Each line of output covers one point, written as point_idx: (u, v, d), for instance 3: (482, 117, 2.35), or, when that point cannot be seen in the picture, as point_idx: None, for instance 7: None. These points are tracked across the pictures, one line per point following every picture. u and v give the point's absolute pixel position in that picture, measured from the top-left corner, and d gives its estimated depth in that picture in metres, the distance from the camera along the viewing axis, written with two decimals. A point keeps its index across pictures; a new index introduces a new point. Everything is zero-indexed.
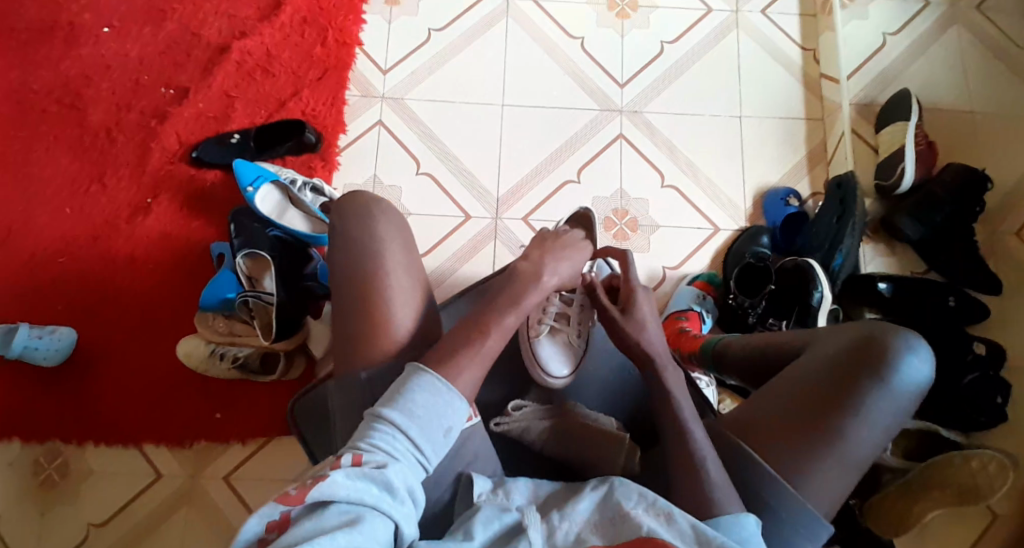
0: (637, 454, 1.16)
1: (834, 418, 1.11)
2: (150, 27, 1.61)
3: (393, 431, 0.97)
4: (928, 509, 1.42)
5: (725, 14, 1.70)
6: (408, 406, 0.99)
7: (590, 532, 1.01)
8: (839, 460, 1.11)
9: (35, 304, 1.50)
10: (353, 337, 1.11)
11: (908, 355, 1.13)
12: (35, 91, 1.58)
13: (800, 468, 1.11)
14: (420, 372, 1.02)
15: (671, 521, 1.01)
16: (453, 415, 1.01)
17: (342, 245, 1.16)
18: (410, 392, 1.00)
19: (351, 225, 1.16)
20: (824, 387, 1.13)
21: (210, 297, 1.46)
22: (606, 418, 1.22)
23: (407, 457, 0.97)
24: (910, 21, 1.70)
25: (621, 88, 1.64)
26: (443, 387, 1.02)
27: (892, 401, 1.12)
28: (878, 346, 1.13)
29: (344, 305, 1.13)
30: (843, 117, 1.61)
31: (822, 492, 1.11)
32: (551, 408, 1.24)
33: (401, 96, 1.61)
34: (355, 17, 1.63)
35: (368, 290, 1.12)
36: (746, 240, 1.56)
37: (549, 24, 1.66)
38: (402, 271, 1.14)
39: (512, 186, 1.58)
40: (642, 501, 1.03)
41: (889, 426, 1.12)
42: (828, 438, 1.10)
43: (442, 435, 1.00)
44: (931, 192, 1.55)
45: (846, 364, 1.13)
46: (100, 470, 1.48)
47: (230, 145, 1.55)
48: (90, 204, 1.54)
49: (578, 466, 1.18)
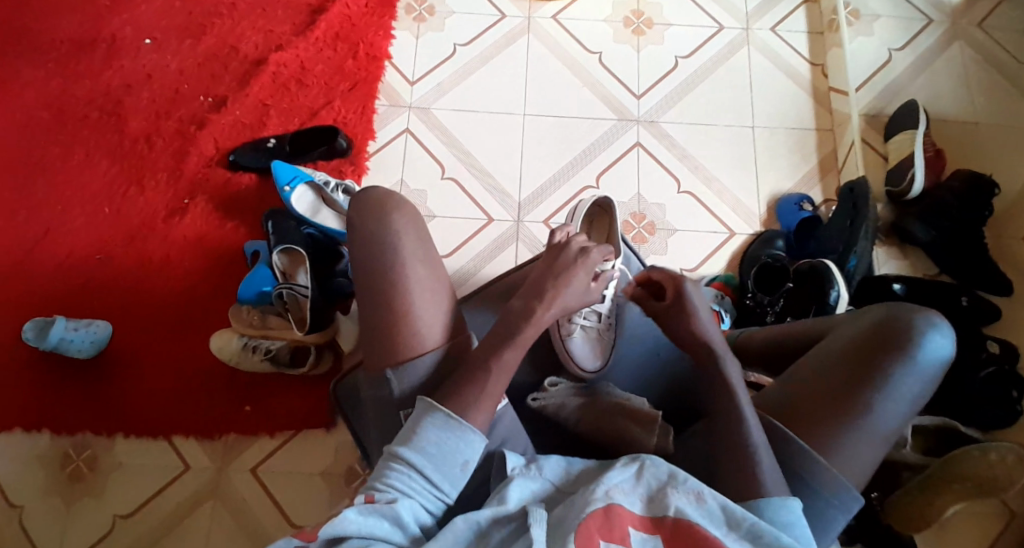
0: (671, 434, 1.15)
1: (858, 394, 1.10)
2: (189, 40, 1.70)
3: (408, 470, 1.01)
4: (949, 503, 1.36)
5: (736, 31, 1.78)
6: (423, 445, 1.02)
7: (617, 492, 1.00)
8: (866, 435, 1.10)
9: (72, 299, 1.54)
10: (379, 337, 1.11)
11: (930, 332, 1.12)
12: (78, 99, 1.66)
13: (827, 441, 1.10)
14: (433, 410, 1.03)
15: (701, 501, 1.00)
16: (469, 450, 1.03)
17: (357, 237, 1.15)
18: (425, 429, 1.03)
19: (365, 223, 1.14)
20: (847, 365, 1.12)
21: (247, 290, 1.51)
22: (639, 399, 1.20)
23: (421, 493, 1.01)
24: (915, 37, 1.77)
25: (637, 99, 1.72)
26: (458, 423, 1.03)
27: (917, 374, 1.11)
28: (899, 325, 1.12)
29: (366, 303, 1.12)
30: (852, 127, 1.67)
31: (850, 465, 1.10)
32: (584, 387, 1.23)
33: (428, 105, 1.68)
34: (384, 33, 1.72)
35: (389, 289, 1.11)
36: (760, 244, 1.60)
37: (568, 41, 1.75)
38: (421, 266, 1.13)
39: (533, 191, 1.64)
40: (673, 482, 1.02)
41: (914, 402, 1.11)
42: (853, 410, 1.10)
43: (457, 469, 1.03)
44: (937, 198, 1.60)
45: (868, 342, 1.12)
46: (129, 463, 1.48)
47: (266, 149, 1.62)
48: (128, 206, 1.60)
49: (613, 444, 1.16)
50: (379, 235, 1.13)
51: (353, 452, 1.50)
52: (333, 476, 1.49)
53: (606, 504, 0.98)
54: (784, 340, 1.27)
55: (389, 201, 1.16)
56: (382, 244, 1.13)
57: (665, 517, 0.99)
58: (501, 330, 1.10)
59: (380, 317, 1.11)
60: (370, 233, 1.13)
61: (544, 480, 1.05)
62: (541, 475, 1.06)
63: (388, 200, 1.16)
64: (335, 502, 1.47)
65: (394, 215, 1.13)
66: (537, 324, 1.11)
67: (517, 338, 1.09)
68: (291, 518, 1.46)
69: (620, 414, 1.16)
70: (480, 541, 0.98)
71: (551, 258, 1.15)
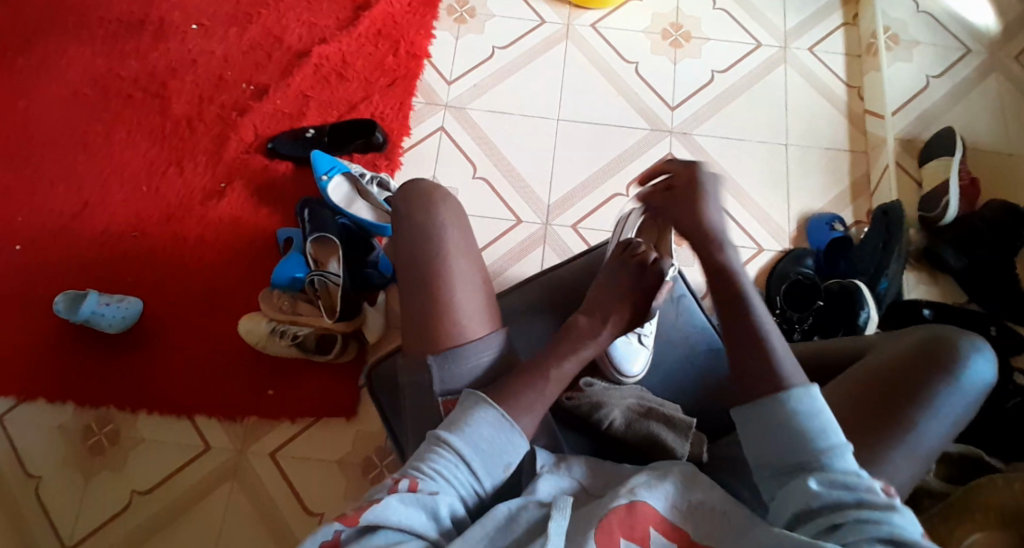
0: (704, 444, 1.16)
1: (903, 409, 1.11)
2: (235, 29, 1.74)
3: (455, 460, 1.02)
4: (970, 533, 1.27)
5: (774, 50, 1.79)
6: (471, 439, 1.03)
7: (637, 488, 1.00)
8: (909, 450, 1.10)
9: (106, 274, 1.57)
10: (421, 323, 1.12)
11: (975, 354, 1.14)
12: (124, 79, 1.70)
13: (873, 456, 1.09)
14: (486, 406, 1.04)
15: (724, 519, 0.99)
16: (514, 452, 1.04)
17: (401, 228, 1.17)
18: (476, 423, 1.03)
19: (414, 212, 1.17)
20: (891, 381, 1.13)
21: (281, 276, 1.53)
22: (671, 405, 1.21)
23: (463, 488, 1.01)
24: (951, 66, 1.75)
25: (671, 111, 1.73)
26: (509, 425, 1.04)
27: (960, 396, 1.12)
28: (943, 345, 1.14)
29: (409, 292, 1.14)
30: (888, 149, 1.68)
31: (892, 480, 1.09)
32: (618, 391, 1.23)
33: (463, 105, 1.70)
34: (425, 33, 1.74)
35: (433, 278, 1.13)
36: (790, 261, 1.60)
37: (606, 50, 1.76)
38: (465, 259, 1.15)
39: (564, 195, 1.65)
40: (699, 493, 1.01)
41: (956, 423, 1.12)
42: (897, 426, 1.10)
43: (501, 470, 1.03)
44: (971, 224, 1.60)
45: (914, 359, 1.14)
46: (151, 439, 1.50)
47: (305, 139, 1.64)
48: (166, 185, 1.63)
49: (648, 449, 1.16)
50: (425, 226, 1.16)
51: (372, 443, 1.51)
52: (349, 465, 1.50)
53: (629, 501, 0.98)
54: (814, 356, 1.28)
55: (437, 194, 1.19)
56: (429, 235, 1.15)
57: (685, 533, 0.97)
58: (565, 343, 1.12)
59: (421, 304, 1.12)
60: (418, 223, 1.15)
61: (572, 478, 1.07)
62: (569, 475, 1.07)
63: (436, 193, 1.19)
64: (349, 492, 1.48)
65: (439, 208, 1.16)
66: (597, 343, 1.13)
67: (575, 347, 1.12)
68: (307, 505, 1.47)
69: (652, 416, 1.17)
70: (507, 527, 0.98)
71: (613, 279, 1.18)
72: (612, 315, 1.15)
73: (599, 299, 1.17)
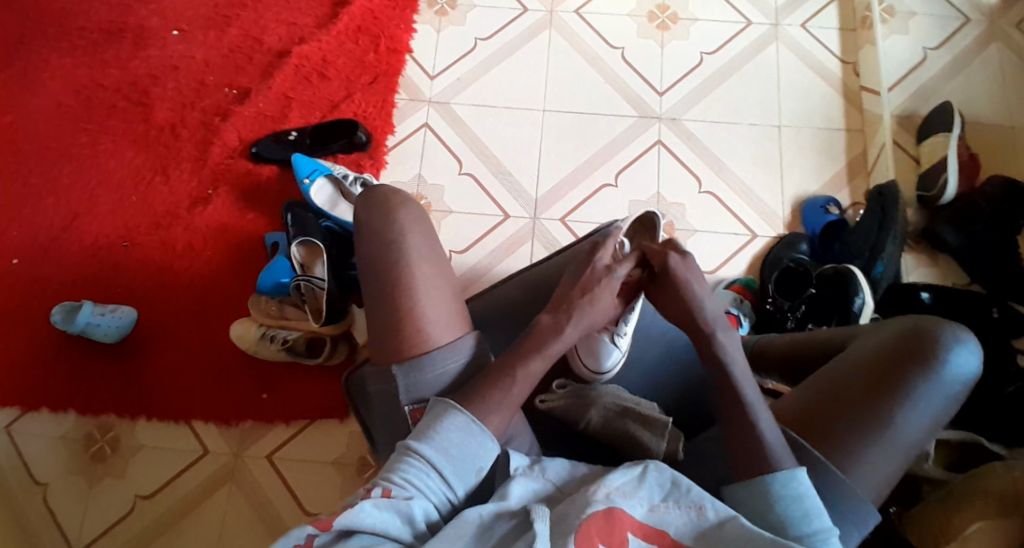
0: (682, 441, 1.12)
1: (879, 404, 1.08)
2: (215, 32, 1.73)
3: (426, 466, 1.01)
4: (969, 521, 1.25)
5: (764, 27, 1.74)
6: (442, 445, 1.03)
7: (617, 496, 0.99)
8: (888, 448, 1.08)
9: (98, 284, 1.59)
10: (386, 330, 1.13)
11: (956, 345, 1.11)
12: (107, 88, 1.71)
13: (849, 454, 1.07)
14: (454, 411, 1.05)
15: (703, 515, 0.99)
16: (485, 456, 1.04)
17: (365, 236, 1.17)
18: (445, 429, 1.04)
19: (375, 221, 1.17)
20: (871, 374, 1.11)
21: (266, 281, 1.54)
22: (648, 403, 1.16)
23: (436, 494, 1.01)
24: (951, 37, 1.70)
25: (659, 96, 1.69)
26: (477, 428, 1.04)
27: (940, 389, 1.09)
28: (924, 337, 1.11)
29: (374, 302, 1.14)
30: (883, 127, 1.63)
31: (870, 478, 1.08)
32: (582, 388, 1.18)
33: (446, 100, 1.69)
34: (406, 27, 1.73)
35: (396, 288, 1.13)
36: (783, 247, 1.56)
37: (591, 36, 1.73)
38: (429, 265, 1.15)
39: (551, 188, 1.63)
40: (675, 491, 1.01)
41: (936, 417, 1.10)
42: (874, 423, 1.08)
43: (472, 474, 1.03)
44: (970, 203, 1.55)
45: (893, 354, 1.11)
46: (149, 445, 1.53)
47: (287, 142, 1.64)
48: (153, 193, 1.64)
49: (621, 447, 1.14)
50: (387, 233, 1.16)
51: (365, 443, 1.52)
52: (344, 466, 1.51)
53: (607, 507, 0.98)
54: (787, 350, 1.31)
55: (398, 201, 1.18)
56: (391, 244, 1.15)
57: (666, 533, 0.98)
58: (529, 341, 1.12)
59: (386, 314, 1.13)
60: (379, 230, 1.15)
61: (546, 480, 1.05)
62: (544, 476, 1.05)
63: (395, 198, 1.18)
64: (346, 490, 1.49)
65: (400, 212, 1.16)
66: (564, 339, 1.13)
67: (540, 344, 1.11)
68: (304, 506, 1.49)
69: (628, 416, 1.13)
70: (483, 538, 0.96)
71: (576, 278, 1.18)
72: (576, 312, 1.14)
73: (564, 296, 1.17)
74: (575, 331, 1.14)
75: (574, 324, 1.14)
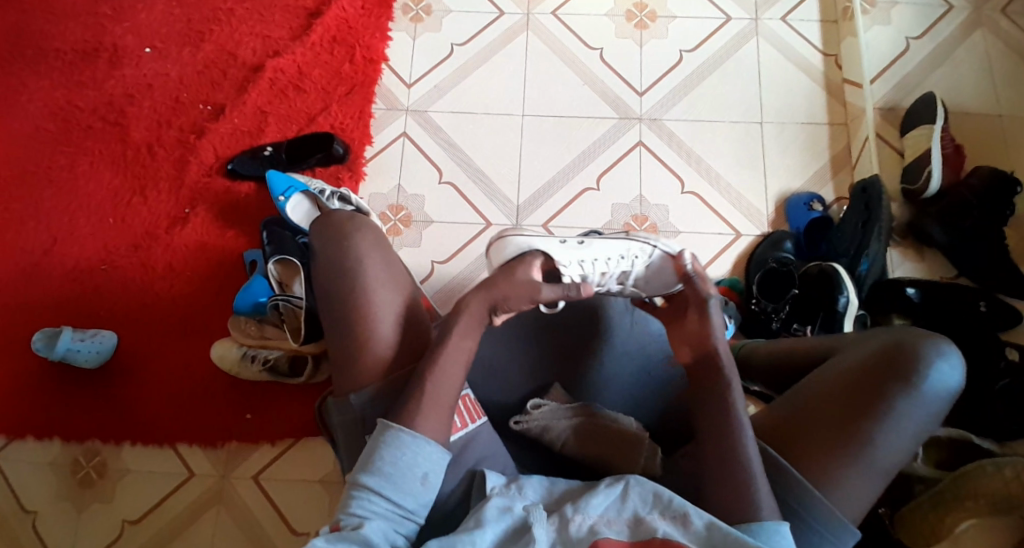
0: (659, 454, 1.13)
1: (860, 423, 1.08)
2: (189, 48, 1.71)
3: (367, 491, 1.00)
4: (962, 520, 1.22)
5: (745, 22, 1.71)
6: (379, 465, 1.01)
7: (605, 525, 0.98)
8: (866, 467, 1.07)
9: (79, 309, 1.57)
10: (346, 361, 1.11)
11: (937, 360, 1.09)
12: (82, 109, 1.68)
13: (827, 474, 1.07)
14: (384, 427, 1.03)
15: (687, 525, 0.98)
16: (425, 463, 1.02)
17: (320, 268, 1.16)
18: (379, 449, 1.02)
19: (330, 254, 1.15)
20: (850, 391, 1.10)
21: (243, 302, 1.52)
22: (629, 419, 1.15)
23: (388, 514, 0.99)
24: (934, 25, 1.68)
25: (640, 97, 1.67)
26: (410, 437, 1.02)
27: (922, 405, 1.08)
28: (904, 352, 1.10)
29: (334, 334, 1.13)
30: (866, 121, 1.60)
31: (850, 498, 1.07)
32: (574, 405, 1.18)
33: (425, 108, 1.67)
34: (381, 35, 1.70)
35: (355, 316, 1.11)
36: (767, 247, 1.54)
37: (570, 38, 1.70)
38: (389, 289, 1.13)
39: (533, 194, 1.61)
40: (657, 504, 1.00)
41: (917, 433, 1.09)
42: (854, 442, 1.07)
43: (417, 485, 1.01)
44: (957, 197, 1.52)
45: (872, 368, 1.10)
46: (136, 469, 1.52)
47: (263, 158, 1.62)
48: (132, 214, 1.62)
49: (601, 468, 1.14)
50: (342, 263, 1.14)
51: None
52: (332, 484, 1.50)
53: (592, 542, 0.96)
54: (772, 357, 1.30)
55: (352, 228, 1.17)
56: (346, 275, 1.13)
57: (652, 539, 0.97)
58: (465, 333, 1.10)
59: (347, 345, 1.11)
60: (334, 261, 1.14)
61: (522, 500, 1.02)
62: (520, 495, 1.03)
63: (349, 227, 1.17)
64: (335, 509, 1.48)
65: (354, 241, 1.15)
66: (472, 314, 1.12)
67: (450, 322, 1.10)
68: (292, 524, 1.48)
69: (604, 434, 1.13)
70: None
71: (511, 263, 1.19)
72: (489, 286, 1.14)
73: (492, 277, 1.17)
74: (486, 306, 1.12)
75: (483, 296, 1.12)
